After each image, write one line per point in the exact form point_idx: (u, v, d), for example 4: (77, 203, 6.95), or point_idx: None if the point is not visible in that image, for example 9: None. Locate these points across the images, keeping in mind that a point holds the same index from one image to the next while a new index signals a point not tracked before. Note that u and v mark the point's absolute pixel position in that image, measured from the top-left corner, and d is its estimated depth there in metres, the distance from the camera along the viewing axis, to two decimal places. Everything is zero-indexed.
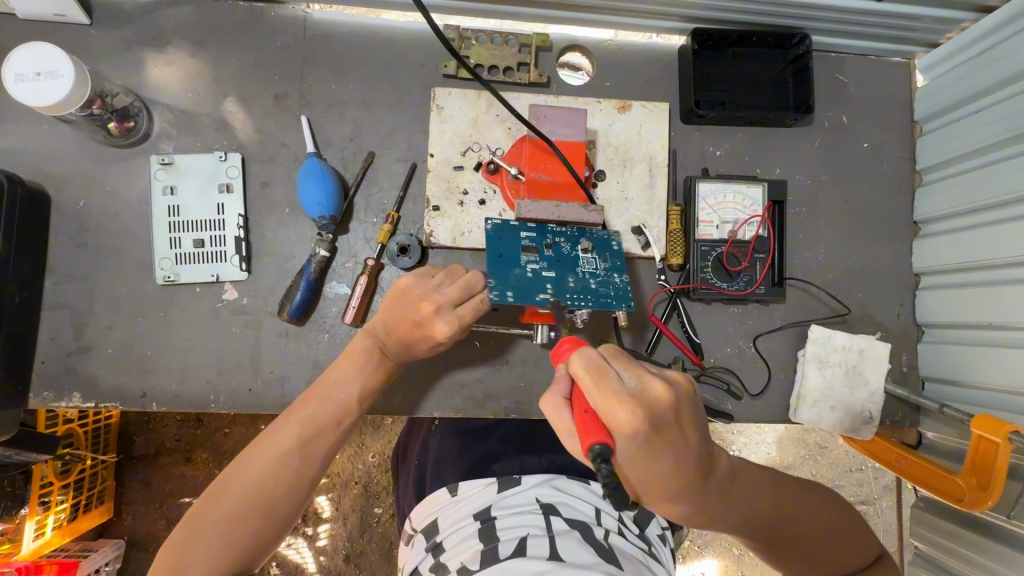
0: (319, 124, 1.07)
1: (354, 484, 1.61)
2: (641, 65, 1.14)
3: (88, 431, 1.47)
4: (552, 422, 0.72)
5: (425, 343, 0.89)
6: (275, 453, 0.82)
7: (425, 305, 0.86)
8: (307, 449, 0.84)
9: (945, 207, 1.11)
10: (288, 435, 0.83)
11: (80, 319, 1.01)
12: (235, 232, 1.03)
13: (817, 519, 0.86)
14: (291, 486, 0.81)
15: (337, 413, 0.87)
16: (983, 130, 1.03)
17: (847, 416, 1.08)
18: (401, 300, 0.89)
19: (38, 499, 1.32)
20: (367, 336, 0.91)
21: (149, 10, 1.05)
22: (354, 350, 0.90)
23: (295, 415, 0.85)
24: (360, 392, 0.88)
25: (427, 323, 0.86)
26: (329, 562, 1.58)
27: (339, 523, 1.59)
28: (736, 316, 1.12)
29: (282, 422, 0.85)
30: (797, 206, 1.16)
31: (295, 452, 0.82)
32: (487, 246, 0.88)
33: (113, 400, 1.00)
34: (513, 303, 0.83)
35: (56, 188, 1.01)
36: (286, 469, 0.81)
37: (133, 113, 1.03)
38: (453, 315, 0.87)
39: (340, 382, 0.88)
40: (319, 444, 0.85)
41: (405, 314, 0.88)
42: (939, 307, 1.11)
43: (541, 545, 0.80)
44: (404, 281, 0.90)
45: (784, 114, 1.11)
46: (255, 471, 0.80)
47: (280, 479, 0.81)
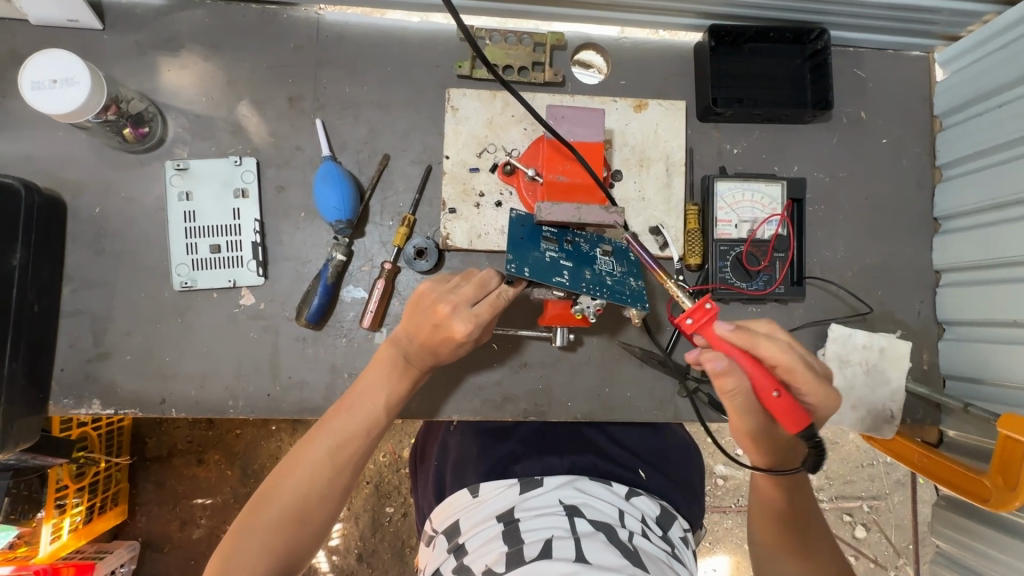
0: (333, 127, 1.06)
1: (365, 483, 1.62)
2: (657, 63, 1.13)
3: (101, 434, 1.47)
4: (737, 378, 0.82)
5: (445, 346, 0.87)
6: (307, 461, 0.82)
7: (442, 306, 0.85)
8: (337, 456, 0.84)
9: (966, 203, 1.09)
10: (318, 443, 0.84)
11: (98, 325, 1.01)
12: (252, 237, 1.02)
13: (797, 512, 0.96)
14: (324, 493, 0.82)
15: (364, 420, 0.87)
16: (1007, 125, 1.01)
17: (868, 415, 1.07)
18: (420, 306, 0.88)
19: (54, 503, 1.31)
20: (392, 345, 0.91)
21: (161, 13, 1.04)
22: (381, 358, 0.91)
23: (325, 424, 0.86)
24: (386, 399, 0.88)
25: (446, 323, 0.85)
26: (342, 562, 1.59)
27: (352, 523, 1.60)
28: (755, 316, 1.11)
29: (313, 431, 0.85)
30: (815, 204, 1.15)
31: (325, 460, 0.83)
32: (510, 228, 0.87)
33: (132, 406, 1.00)
34: (529, 279, 0.82)
35: (72, 194, 1.01)
36: (318, 477, 0.82)
37: (147, 118, 1.02)
38: (471, 312, 0.85)
39: (368, 390, 0.88)
40: (347, 451, 0.85)
41: (425, 318, 0.87)
42: (961, 305, 1.09)
43: (567, 547, 0.81)
44: (422, 288, 0.90)
45: (802, 110, 1.09)
46: (289, 480, 0.81)
47: (313, 487, 0.81)
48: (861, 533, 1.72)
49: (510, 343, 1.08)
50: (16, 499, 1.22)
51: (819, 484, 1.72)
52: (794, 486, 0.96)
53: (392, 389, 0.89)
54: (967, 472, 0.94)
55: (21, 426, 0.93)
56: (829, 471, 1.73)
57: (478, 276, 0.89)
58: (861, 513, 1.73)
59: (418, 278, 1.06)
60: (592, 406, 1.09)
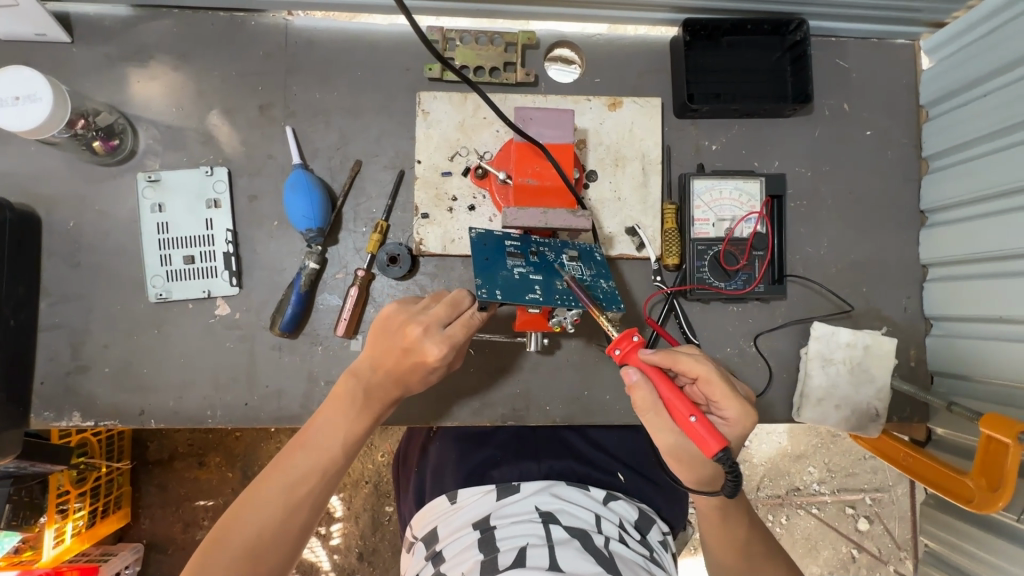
0: (304, 135, 1.06)
1: (365, 483, 1.60)
2: (632, 60, 1.11)
3: (102, 439, 1.46)
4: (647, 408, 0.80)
5: (415, 371, 0.86)
6: (259, 501, 0.79)
7: (413, 329, 0.84)
8: (290, 495, 0.80)
9: (952, 195, 1.06)
10: (272, 482, 0.81)
11: (76, 338, 1.01)
12: (225, 247, 1.02)
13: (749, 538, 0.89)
14: (277, 535, 0.78)
15: (322, 456, 0.84)
16: (992, 115, 0.98)
17: (853, 414, 1.06)
18: (388, 330, 0.87)
19: (55, 508, 1.30)
20: (350, 378, 0.89)
21: (129, 25, 1.04)
22: (340, 392, 0.88)
23: (280, 463, 0.83)
24: (344, 434, 0.86)
25: (417, 346, 0.84)
26: (343, 561, 1.57)
27: (352, 522, 1.58)
28: (736, 315, 1.09)
29: (269, 470, 0.83)
30: (798, 199, 1.12)
31: (279, 499, 0.80)
32: (473, 251, 0.85)
33: (112, 418, 1.01)
34: (502, 303, 0.81)
35: (46, 208, 1.02)
36: (271, 517, 0.78)
37: (118, 130, 1.02)
38: (443, 334, 0.84)
39: (325, 426, 0.86)
40: (302, 490, 0.81)
41: (394, 343, 0.86)
42: (948, 300, 1.07)
43: (541, 555, 0.80)
44: (387, 312, 0.89)
45: (781, 104, 1.07)
46: (241, 521, 0.77)
47: (266, 527, 0.78)
48: (863, 525, 1.70)
49: (487, 347, 1.07)
50: (18, 505, 1.20)
51: (820, 477, 1.70)
52: (726, 512, 0.87)
53: (351, 424, 0.86)
54: (951, 472, 0.92)
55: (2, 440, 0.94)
56: (830, 464, 1.71)
57: (450, 296, 0.88)
58: (863, 505, 1.71)
59: (392, 285, 1.05)
60: (571, 410, 1.08)
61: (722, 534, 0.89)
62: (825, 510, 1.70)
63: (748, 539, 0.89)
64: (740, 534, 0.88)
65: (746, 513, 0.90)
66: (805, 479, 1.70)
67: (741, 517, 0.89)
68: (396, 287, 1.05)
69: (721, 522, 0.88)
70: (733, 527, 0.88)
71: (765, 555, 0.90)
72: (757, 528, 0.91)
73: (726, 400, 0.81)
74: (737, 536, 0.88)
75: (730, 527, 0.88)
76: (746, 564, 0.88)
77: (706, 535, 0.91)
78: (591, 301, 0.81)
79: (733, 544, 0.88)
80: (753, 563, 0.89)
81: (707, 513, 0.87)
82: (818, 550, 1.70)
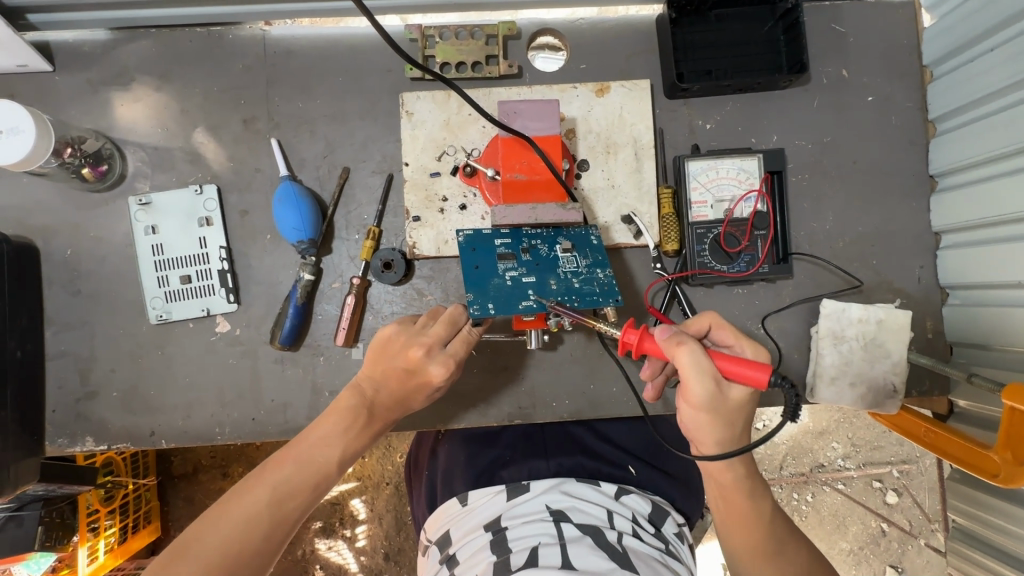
0: (290, 145, 1.05)
1: (386, 484, 1.60)
2: (618, 42, 1.08)
3: (127, 457, 1.47)
4: (690, 362, 0.76)
5: (419, 391, 0.86)
6: (240, 514, 0.74)
7: (415, 350, 0.83)
8: (276, 512, 0.76)
9: (962, 157, 1.02)
10: (257, 494, 0.76)
11: (83, 365, 1.03)
12: (220, 264, 1.02)
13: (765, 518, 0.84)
14: (256, 553, 0.73)
15: (314, 475, 0.80)
16: (999, 71, 0.94)
17: (869, 391, 1.02)
18: (389, 350, 0.86)
19: (87, 526, 1.30)
20: (352, 394, 0.86)
21: (109, 48, 1.03)
22: (339, 407, 0.85)
23: (268, 473, 0.78)
24: (340, 453, 0.82)
25: (420, 369, 0.83)
26: (370, 562, 1.57)
27: (376, 523, 1.58)
28: (741, 298, 1.06)
29: (253, 479, 0.77)
30: (799, 173, 1.09)
31: (262, 513, 0.75)
32: (461, 259, 0.85)
33: (124, 441, 1.02)
34: (496, 316, 0.81)
35: (44, 238, 1.03)
36: (251, 533, 0.73)
37: (105, 155, 1.02)
38: (445, 354, 0.84)
39: (321, 441, 0.82)
40: (288, 506, 0.77)
41: (395, 364, 0.85)
42: (964, 267, 1.03)
43: (553, 554, 0.79)
44: (386, 333, 0.87)
45: (776, 76, 1.03)
46: (218, 534, 0.72)
47: (246, 542, 0.73)
48: (892, 499, 1.66)
49: (488, 347, 1.06)
50: (50, 526, 1.22)
51: (844, 452, 1.67)
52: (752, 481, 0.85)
53: (347, 442, 0.83)
54: (974, 446, 0.88)
55: (19, 470, 0.95)
56: (854, 438, 1.67)
57: (446, 313, 0.87)
58: (891, 479, 1.67)
59: (389, 291, 1.04)
60: (579, 405, 1.06)
61: (748, 508, 0.84)
62: (852, 485, 1.67)
63: (772, 516, 0.85)
64: (764, 511, 0.85)
65: (767, 489, 0.87)
66: (829, 455, 1.67)
67: (763, 492, 0.86)
68: (393, 293, 1.04)
69: (748, 491, 0.85)
70: (751, 502, 0.84)
71: (788, 538, 0.85)
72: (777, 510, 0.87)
73: (740, 341, 0.83)
74: (762, 510, 0.85)
75: (757, 498, 0.85)
76: (773, 544, 0.83)
77: (728, 512, 0.86)
78: (578, 314, 0.79)
79: (758, 518, 0.84)
80: (780, 544, 0.83)
81: (732, 481, 0.85)
82: (847, 526, 1.67)
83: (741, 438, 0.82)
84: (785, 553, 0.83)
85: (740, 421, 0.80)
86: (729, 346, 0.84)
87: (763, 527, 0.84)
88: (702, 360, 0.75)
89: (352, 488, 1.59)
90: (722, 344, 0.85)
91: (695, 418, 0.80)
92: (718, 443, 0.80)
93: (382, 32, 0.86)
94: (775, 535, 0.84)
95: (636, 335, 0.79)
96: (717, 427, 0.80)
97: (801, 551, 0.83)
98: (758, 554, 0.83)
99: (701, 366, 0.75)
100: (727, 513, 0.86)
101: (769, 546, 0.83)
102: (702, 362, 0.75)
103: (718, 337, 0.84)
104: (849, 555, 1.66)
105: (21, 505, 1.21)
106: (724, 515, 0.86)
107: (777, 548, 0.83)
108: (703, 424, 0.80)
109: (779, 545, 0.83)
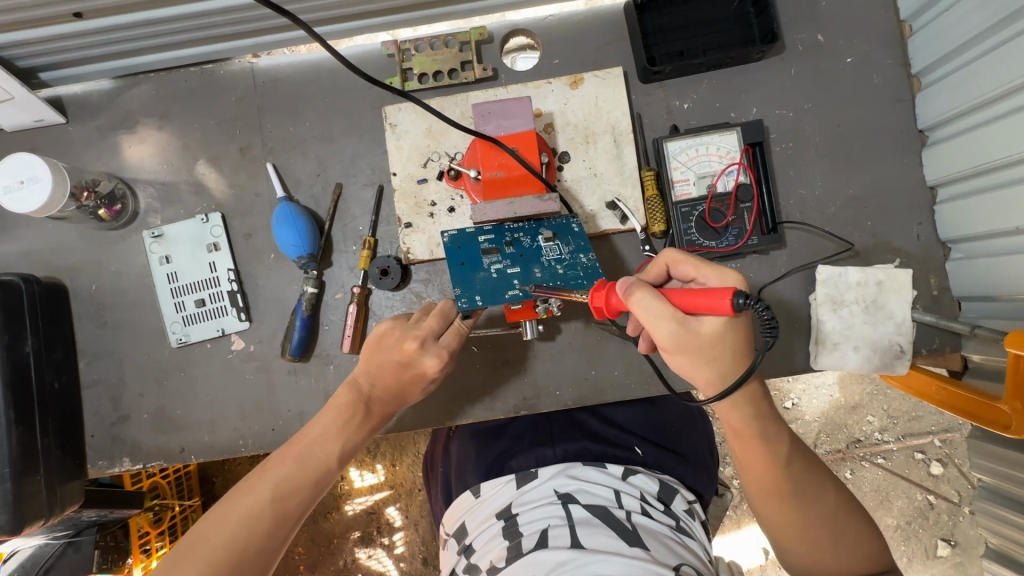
0: (285, 168, 1.11)
1: (418, 491, 1.63)
2: (588, 35, 1.10)
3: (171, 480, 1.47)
4: (646, 313, 0.75)
5: (415, 382, 0.90)
6: (245, 510, 0.80)
7: (409, 345, 0.87)
8: (279, 508, 0.81)
9: (948, 108, 1.00)
10: (260, 491, 0.81)
11: (115, 391, 1.10)
12: (229, 286, 1.09)
13: (785, 457, 0.82)
14: (262, 546, 0.79)
15: (313, 471, 0.85)
16: (973, 17, 0.92)
17: (875, 354, 1.01)
18: (383, 345, 0.90)
19: (140, 548, 1.34)
20: (349, 389, 0.90)
21: (113, 96, 1.11)
22: (336, 403, 0.90)
23: (270, 471, 0.83)
24: (338, 447, 0.88)
25: (415, 361, 0.88)
26: (409, 567, 1.61)
27: (412, 529, 1.62)
28: (735, 272, 1.06)
29: (257, 478, 0.83)
30: (782, 142, 1.08)
31: (265, 510, 0.80)
32: (448, 257, 0.89)
33: (158, 459, 1.09)
34: (483, 307, 0.86)
35: (71, 277, 1.11)
36: (255, 528, 0.79)
37: (118, 195, 1.10)
38: (439, 347, 0.88)
39: (319, 438, 0.87)
40: (290, 503, 0.83)
41: (391, 357, 0.89)
42: (962, 221, 1.01)
43: (562, 535, 0.82)
44: (382, 328, 0.91)
45: (748, 48, 1.03)
46: (224, 530, 0.78)
47: (252, 538, 0.78)
48: (936, 469, 1.61)
49: (489, 343, 1.09)
50: (106, 550, 1.28)
51: (881, 425, 1.62)
52: (762, 420, 0.82)
53: (345, 436, 0.88)
54: (981, 399, 0.87)
55: (65, 492, 1.03)
56: (890, 410, 1.62)
57: (437, 307, 0.91)
58: (933, 449, 1.62)
59: (389, 297, 1.08)
60: (582, 391, 1.08)
61: (763, 449, 0.82)
62: (893, 459, 1.62)
63: (789, 455, 0.83)
64: (781, 452, 0.82)
65: (783, 425, 0.84)
66: (865, 429, 1.62)
67: (778, 431, 0.83)
68: (393, 298, 1.08)
69: (761, 433, 0.82)
70: (770, 439, 0.82)
71: (810, 476, 0.83)
72: (795, 445, 0.85)
73: (701, 268, 0.80)
74: (777, 452, 0.82)
75: (771, 439, 0.82)
76: (791, 484, 0.82)
77: (746, 454, 0.83)
78: (555, 290, 0.84)
79: (775, 463, 0.82)
80: (799, 483, 0.82)
81: (744, 424, 0.82)
82: (891, 502, 1.62)
83: (738, 367, 0.78)
84: (810, 491, 0.82)
85: (728, 356, 0.76)
86: (694, 275, 0.81)
87: (782, 470, 0.82)
88: (656, 304, 0.74)
89: (386, 497, 1.63)
90: (688, 276, 0.83)
91: (679, 361, 0.78)
92: (710, 380, 0.78)
93: (332, 50, 0.96)
94: (795, 476, 0.82)
95: (601, 296, 0.80)
96: (702, 364, 0.77)
97: (826, 487, 0.83)
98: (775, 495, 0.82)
99: (655, 309, 0.74)
100: (745, 454, 0.84)
101: (789, 489, 0.81)
102: (656, 306, 0.74)
103: (681, 270, 0.82)
104: (896, 531, 1.62)
105: (77, 530, 1.27)
106: (743, 457, 0.85)
107: (796, 488, 0.81)
108: (690, 370, 0.78)
109: (797, 483, 0.82)
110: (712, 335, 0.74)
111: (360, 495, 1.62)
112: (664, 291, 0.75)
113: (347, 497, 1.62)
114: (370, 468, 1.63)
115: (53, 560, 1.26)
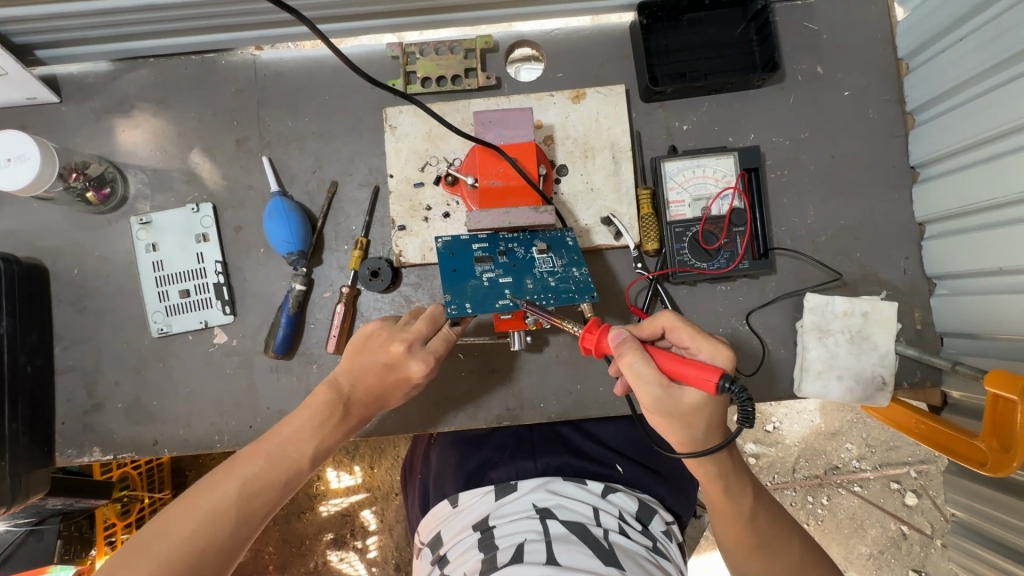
0: (281, 162, 1.09)
1: (395, 494, 1.61)
2: (594, 51, 1.11)
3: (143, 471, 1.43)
4: (634, 374, 0.76)
5: (398, 385, 0.90)
6: (208, 506, 0.77)
7: (396, 347, 0.87)
8: (246, 505, 0.80)
9: (939, 147, 1.02)
10: (227, 487, 0.79)
11: (91, 378, 1.08)
12: (216, 277, 1.07)
13: (749, 512, 0.85)
14: (223, 545, 0.76)
15: (285, 469, 0.84)
16: (967, 61, 0.94)
17: (858, 385, 1.02)
18: (370, 345, 0.90)
19: (105, 540, 1.29)
20: (328, 389, 0.89)
21: (111, 79, 1.10)
22: (313, 402, 0.88)
23: (238, 467, 0.82)
24: (312, 447, 0.86)
25: (401, 364, 0.87)
26: (381, 572, 1.59)
27: (387, 533, 1.59)
28: (724, 295, 1.07)
29: (224, 474, 0.81)
30: (776, 169, 1.10)
31: (231, 507, 0.78)
32: (441, 263, 0.89)
33: (130, 450, 1.06)
34: (472, 315, 0.85)
35: (53, 259, 1.08)
36: (219, 525, 0.77)
37: (108, 179, 1.08)
38: (426, 352, 0.87)
39: (293, 437, 0.86)
40: (258, 501, 0.81)
41: (376, 359, 0.89)
42: (947, 258, 1.02)
43: (538, 550, 0.81)
44: (369, 329, 0.91)
45: (749, 75, 1.04)
46: (185, 526, 0.75)
47: (213, 536, 0.76)
48: (911, 500, 1.63)
49: (476, 351, 1.08)
50: (68, 540, 1.26)
51: (859, 453, 1.63)
52: (726, 481, 0.84)
53: (320, 437, 0.87)
54: (959, 435, 0.88)
55: (32, 478, 1.00)
56: (868, 438, 1.63)
57: (427, 312, 0.91)
58: (908, 479, 1.63)
59: (377, 299, 1.07)
60: (566, 405, 1.08)
61: (727, 505, 0.85)
62: (869, 487, 1.63)
63: (753, 511, 0.85)
64: (745, 510, 0.85)
65: (750, 483, 0.86)
66: (843, 457, 1.63)
67: (744, 487, 0.85)
68: (382, 299, 1.08)
69: (724, 491, 0.84)
70: (736, 496, 0.85)
71: (774, 531, 0.86)
72: (762, 500, 0.87)
73: (697, 339, 0.80)
74: (740, 510, 0.85)
75: (735, 500, 0.85)
76: (755, 537, 0.85)
77: (711, 507, 0.88)
78: (546, 312, 0.82)
79: (739, 519, 0.85)
80: (764, 538, 0.85)
81: (709, 482, 0.85)
82: (865, 530, 1.63)
83: (712, 438, 0.81)
84: (773, 546, 0.85)
85: (702, 425, 0.79)
86: (687, 344, 0.82)
87: (747, 525, 0.85)
88: (646, 369, 0.75)
89: (361, 501, 1.60)
90: (683, 343, 0.83)
91: (655, 419, 0.80)
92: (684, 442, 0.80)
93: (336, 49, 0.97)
94: (758, 531, 0.85)
95: (592, 338, 0.79)
96: (678, 427, 0.79)
97: (792, 540, 0.85)
98: (742, 547, 0.86)
99: (643, 373, 0.75)
100: (714, 508, 0.87)
101: (754, 543, 0.85)
102: (645, 369, 0.75)
103: (675, 337, 0.83)
104: (869, 559, 1.62)
105: (39, 520, 1.26)
106: (712, 510, 0.89)
107: (762, 544, 0.85)
108: (668, 431, 0.81)
109: (762, 537, 0.85)
110: (693, 404, 0.77)
111: (335, 497, 1.59)
112: (653, 352, 0.76)
113: (322, 498, 1.59)
114: (347, 469, 1.60)
115: (16, 547, 1.25)
